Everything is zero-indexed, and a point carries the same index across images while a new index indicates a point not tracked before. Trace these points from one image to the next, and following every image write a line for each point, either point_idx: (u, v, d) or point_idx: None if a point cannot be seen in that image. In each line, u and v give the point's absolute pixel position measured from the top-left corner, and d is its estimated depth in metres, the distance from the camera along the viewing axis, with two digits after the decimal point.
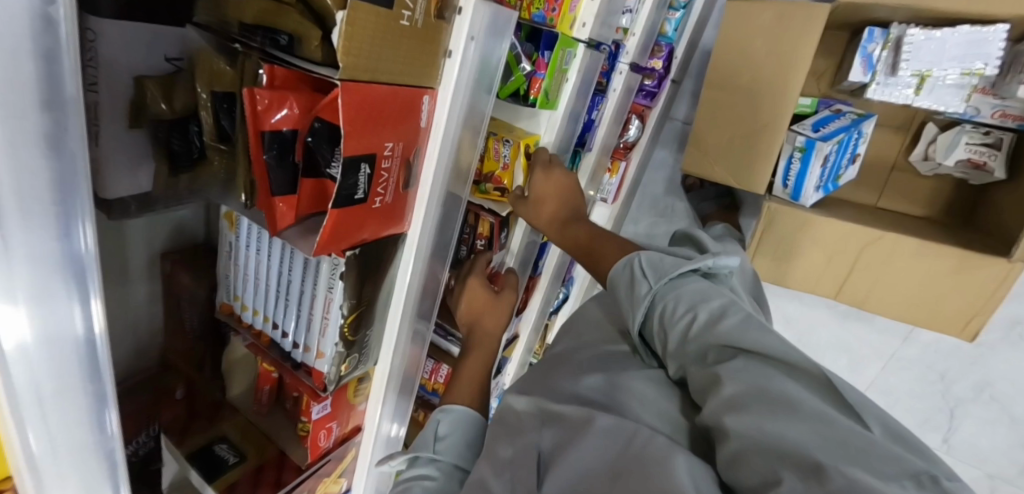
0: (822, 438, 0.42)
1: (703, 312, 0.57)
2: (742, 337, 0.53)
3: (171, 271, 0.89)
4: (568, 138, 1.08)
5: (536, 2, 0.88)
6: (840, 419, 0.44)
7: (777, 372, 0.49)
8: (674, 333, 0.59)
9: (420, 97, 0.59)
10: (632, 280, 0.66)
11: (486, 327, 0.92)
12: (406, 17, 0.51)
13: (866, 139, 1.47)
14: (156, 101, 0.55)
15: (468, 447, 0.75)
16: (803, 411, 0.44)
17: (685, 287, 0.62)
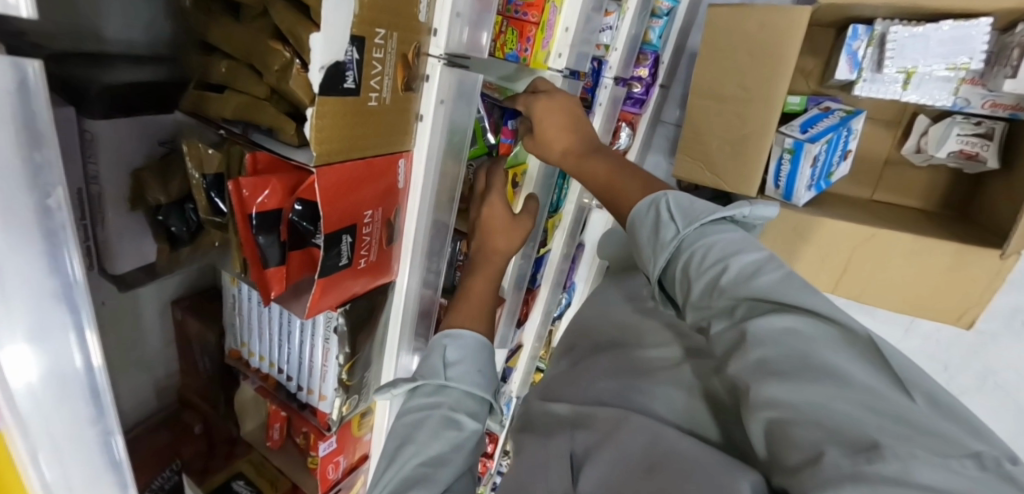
0: (876, 416, 0.38)
1: (737, 261, 0.51)
2: (784, 289, 0.47)
3: (182, 317, 0.95)
4: (554, 164, 1.12)
5: (509, 43, 0.92)
6: (891, 392, 0.39)
7: (821, 337, 0.44)
8: (699, 280, 0.52)
9: (396, 161, 0.63)
10: (658, 224, 0.59)
11: (499, 246, 0.86)
12: (373, 99, 0.55)
13: (856, 135, 1.47)
14: (153, 189, 0.59)
15: (483, 373, 0.69)
16: (851, 384, 0.40)
17: (721, 235, 0.55)
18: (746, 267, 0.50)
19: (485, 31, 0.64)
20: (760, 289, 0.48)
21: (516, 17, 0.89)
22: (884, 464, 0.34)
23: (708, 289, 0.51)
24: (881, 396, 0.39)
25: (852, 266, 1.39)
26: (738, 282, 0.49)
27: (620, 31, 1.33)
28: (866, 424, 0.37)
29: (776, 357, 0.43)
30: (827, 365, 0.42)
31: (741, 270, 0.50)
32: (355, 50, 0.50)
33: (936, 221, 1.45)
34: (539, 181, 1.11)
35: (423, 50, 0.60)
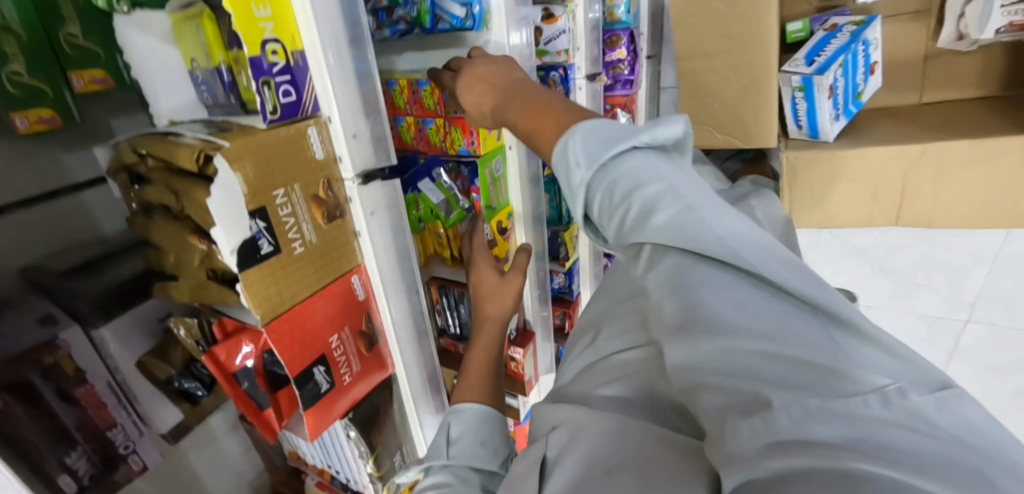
0: (775, 358, 0.32)
1: (644, 197, 0.41)
2: (684, 227, 0.39)
3: (251, 428, 1.03)
4: (536, 178, 1.08)
5: (457, 139, 0.95)
6: (801, 329, 0.34)
7: (724, 278, 0.38)
8: (608, 224, 0.43)
9: (350, 280, 0.67)
10: (565, 160, 0.47)
11: (490, 313, 0.86)
12: (298, 246, 0.59)
13: (876, 44, 1.19)
14: (159, 366, 0.71)
15: (487, 445, 0.68)
16: (747, 323, 0.35)
17: (629, 172, 0.43)
18: (649, 205, 0.41)
19: (387, 138, 0.64)
20: (659, 233, 0.40)
21: (454, 116, 0.92)
22: (777, 423, 0.29)
23: (613, 232, 0.43)
24: (783, 331, 0.34)
25: (912, 193, 1.15)
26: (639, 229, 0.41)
27: (579, 30, 1.24)
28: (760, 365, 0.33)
29: (680, 302, 0.38)
30: (727, 303, 0.36)
31: (644, 214, 0.41)
32: (260, 220, 0.54)
33: (994, 112, 1.13)
34: (529, 219, 1.09)
35: (335, 178, 0.63)
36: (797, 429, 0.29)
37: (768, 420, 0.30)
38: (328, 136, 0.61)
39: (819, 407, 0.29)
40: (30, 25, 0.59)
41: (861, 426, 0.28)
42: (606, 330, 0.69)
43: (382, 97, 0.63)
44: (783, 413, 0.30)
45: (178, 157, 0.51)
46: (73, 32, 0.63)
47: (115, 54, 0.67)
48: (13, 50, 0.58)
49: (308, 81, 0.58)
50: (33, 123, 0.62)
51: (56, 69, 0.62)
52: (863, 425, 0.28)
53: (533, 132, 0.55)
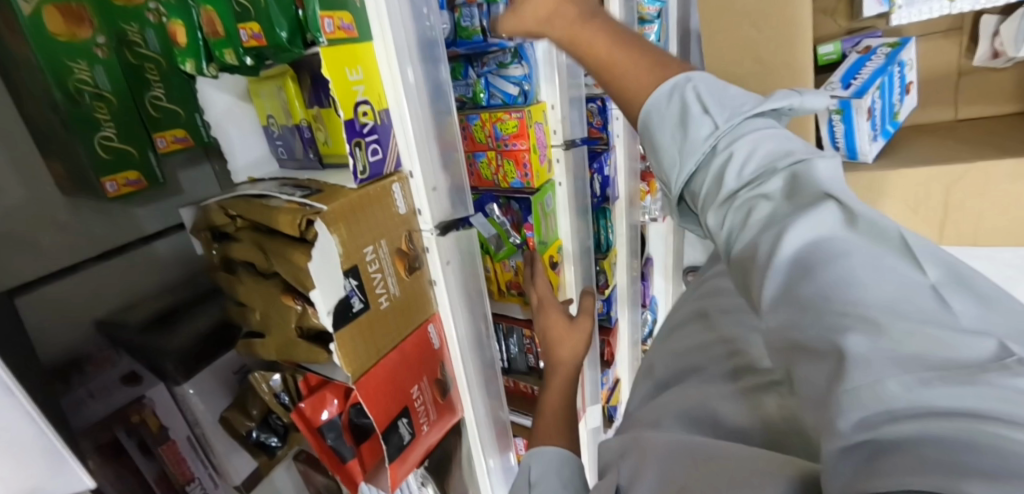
0: (870, 318, 0.23)
1: (787, 159, 0.32)
2: (822, 184, 0.30)
3: (305, 469, 1.01)
4: (584, 208, 1.09)
5: (510, 172, 0.96)
6: (904, 286, 0.24)
7: (855, 231, 0.27)
8: (727, 185, 0.33)
9: (426, 330, 0.68)
10: (682, 115, 0.37)
11: (562, 357, 0.87)
12: (384, 301, 0.60)
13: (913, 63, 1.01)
14: (241, 419, 0.70)
15: (569, 486, 0.66)
16: (853, 280, 0.25)
17: (766, 129, 0.35)
18: (788, 164, 0.32)
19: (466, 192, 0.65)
20: (791, 192, 0.31)
21: (506, 149, 0.93)
22: (881, 391, 0.21)
23: (727, 196, 0.33)
24: (891, 286, 0.24)
25: None
26: (780, 192, 0.31)
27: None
28: (830, 329, 0.24)
29: (770, 251, 0.28)
30: (831, 255, 0.26)
31: (790, 173, 0.31)
32: (352, 279, 0.55)
33: None
34: (579, 249, 1.10)
35: (414, 230, 0.63)
36: (912, 395, 0.20)
37: (872, 386, 0.21)
38: (409, 190, 0.62)
39: (933, 371, 0.21)
40: (120, 90, 0.61)
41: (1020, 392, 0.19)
42: (674, 349, 0.64)
43: (457, 135, 0.64)
44: (891, 377, 0.21)
45: (279, 220, 0.52)
46: (158, 94, 0.64)
47: (196, 113, 0.68)
48: (104, 116, 0.59)
49: (391, 138, 0.58)
50: (121, 185, 0.62)
51: (141, 132, 0.63)
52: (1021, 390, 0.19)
53: (617, 80, 0.42)
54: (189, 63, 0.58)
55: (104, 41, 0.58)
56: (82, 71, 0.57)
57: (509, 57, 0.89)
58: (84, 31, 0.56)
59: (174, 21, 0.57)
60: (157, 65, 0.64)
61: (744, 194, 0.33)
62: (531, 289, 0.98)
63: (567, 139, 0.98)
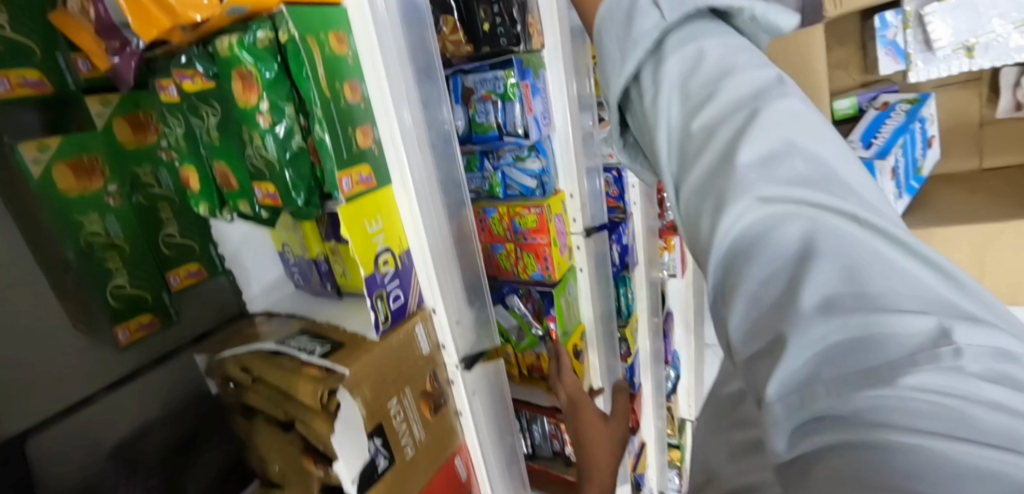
0: (810, 309, 0.21)
1: (731, 76, 0.28)
2: (765, 123, 0.25)
3: None
4: (607, 283, 1.05)
5: (530, 264, 0.93)
6: (844, 263, 0.21)
7: (803, 201, 0.23)
8: (670, 115, 0.29)
9: (454, 465, 0.63)
10: (629, 13, 0.32)
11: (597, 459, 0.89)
12: (410, 449, 0.56)
13: (933, 117, 0.97)
14: None
15: None
16: (801, 256, 0.22)
17: (710, 37, 0.30)
18: (740, 95, 0.27)
19: (491, 319, 0.62)
20: (733, 127, 0.26)
21: (526, 242, 0.90)
22: None
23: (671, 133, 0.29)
24: (844, 280, 0.21)
25: None
26: (728, 130, 0.26)
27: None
28: (767, 318, 0.22)
29: (706, 215, 0.25)
30: (772, 244, 0.23)
31: (740, 112, 0.26)
32: (377, 438, 0.51)
33: None
34: (602, 332, 1.06)
35: (437, 366, 0.60)
36: None
37: None
38: (432, 327, 0.58)
39: (848, 373, 0.20)
40: (133, 236, 0.58)
41: (919, 394, 0.19)
42: None
43: (479, 258, 0.60)
44: None
45: (298, 390, 0.49)
46: (171, 232, 0.62)
47: (210, 244, 0.66)
48: (114, 263, 0.57)
49: (412, 278, 0.56)
50: (134, 331, 0.60)
51: (154, 274, 0.61)
52: (924, 394, 0.19)
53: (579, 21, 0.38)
54: (202, 206, 0.55)
55: (116, 188, 0.57)
56: (94, 222, 0.55)
57: (526, 151, 0.87)
58: (95, 181, 0.55)
59: (187, 166, 0.54)
60: (171, 203, 0.62)
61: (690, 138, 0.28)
62: (557, 384, 0.94)
63: (587, 226, 0.95)
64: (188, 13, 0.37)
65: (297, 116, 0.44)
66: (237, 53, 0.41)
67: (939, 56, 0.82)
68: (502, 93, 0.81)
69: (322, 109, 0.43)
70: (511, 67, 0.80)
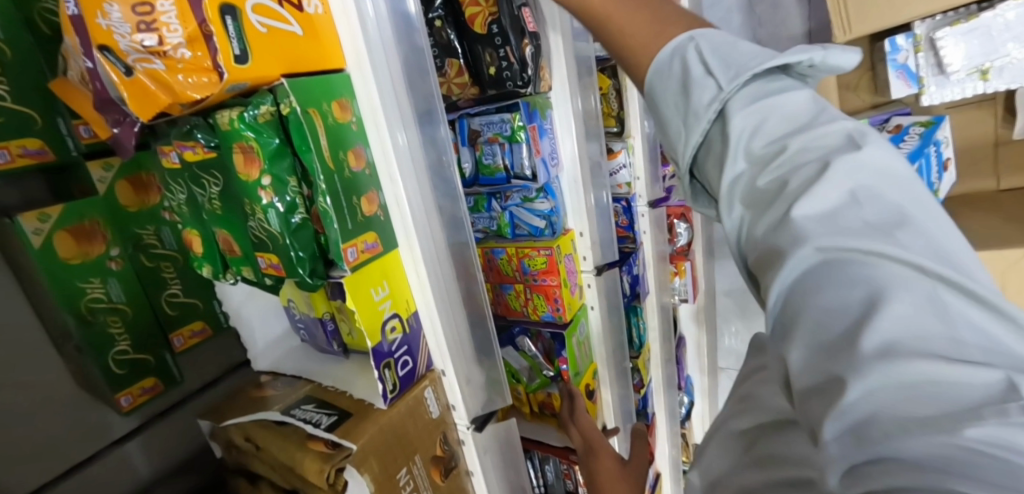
0: (869, 352, 0.21)
1: (785, 121, 0.28)
2: (838, 169, 0.25)
3: None
4: (618, 321, 1.03)
5: (540, 305, 0.91)
6: (909, 303, 0.21)
7: (864, 248, 0.23)
8: (737, 166, 0.28)
9: None
10: (683, 79, 0.31)
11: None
12: None
13: (948, 139, 0.93)
14: None
15: None
16: (869, 299, 0.22)
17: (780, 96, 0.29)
18: (801, 143, 0.27)
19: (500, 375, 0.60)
20: (803, 176, 0.26)
21: (536, 283, 0.89)
22: None
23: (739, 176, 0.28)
24: (906, 323, 0.21)
25: None
26: (799, 180, 0.26)
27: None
28: (825, 350, 0.22)
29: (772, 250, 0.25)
30: (831, 294, 0.23)
31: (809, 164, 0.26)
32: None
33: None
34: (614, 371, 1.04)
35: (448, 428, 0.58)
36: None
37: None
38: (442, 388, 0.56)
39: (910, 420, 0.19)
40: (135, 298, 0.57)
41: (986, 450, 0.17)
42: None
43: (490, 318, 0.58)
44: None
45: (304, 465, 0.47)
46: (175, 291, 0.61)
47: (215, 300, 0.65)
48: (116, 326, 0.56)
49: (421, 340, 0.54)
50: (136, 396, 0.58)
51: (157, 336, 0.59)
52: (989, 450, 0.17)
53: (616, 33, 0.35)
54: (206, 267, 0.54)
55: (119, 251, 0.56)
56: (96, 288, 0.54)
57: (534, 192, 0.85)
58: (96, 246, 0.54)
59: (190, 229, 0.53)
60: (174, 262, 0.61)
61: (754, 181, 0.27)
62: (569, 430, 0.91)
63: (597, 264, 0.93)
64: (186, 93, 0.37)
65: (300, 185, 0.43)
66: (237, 126, 0.40)
67: (953, 79, 0.90)
68: (509, 135, 0.81)
69: (324, 180, 0.42)
70: (518, 110, 0.80)
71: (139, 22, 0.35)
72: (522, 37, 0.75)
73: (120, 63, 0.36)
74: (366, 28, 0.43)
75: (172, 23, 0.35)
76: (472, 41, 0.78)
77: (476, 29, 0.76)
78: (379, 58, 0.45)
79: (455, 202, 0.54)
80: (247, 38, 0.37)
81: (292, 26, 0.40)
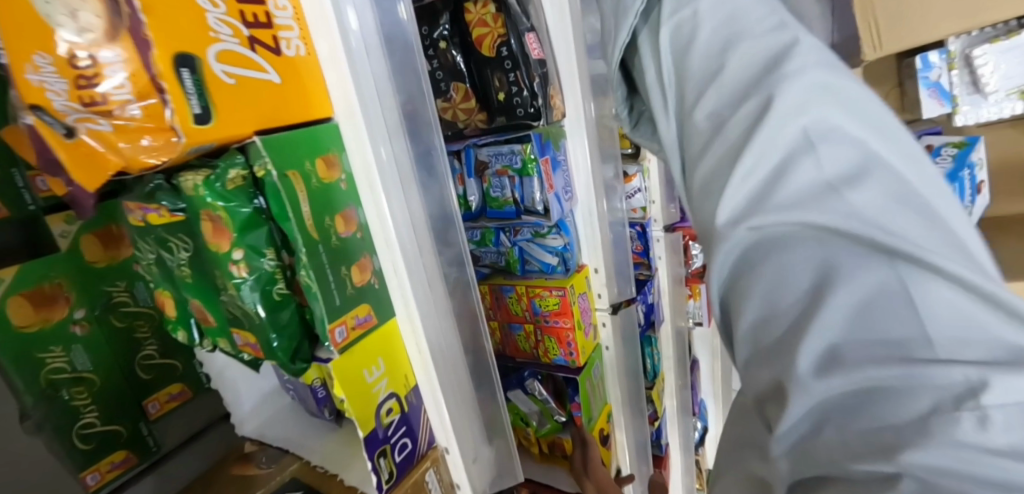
0: (813, 350, 0.21)
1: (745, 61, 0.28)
2: (778, 113, 0.25)
3: None
4: (634, 360, 0.96)
5: (552, 348, 0.85)
6: (860, 288, 0.21)
7: (803, 220, 0.24)
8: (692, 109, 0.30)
9: None
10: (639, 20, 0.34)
11: None
12: None
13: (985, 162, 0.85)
14: None
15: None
16: (815, 287, 0.22)
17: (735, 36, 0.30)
18: (748, 87, 0.28)
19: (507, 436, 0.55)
20: (745, 124, 0.26)
21: (547, 325, 0.82)
22: None
23: (692, 122, 0.30)
24: (855, 316, 0.21)
25: None
26: (739, 127, 0.27)
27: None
28: (769, 317, 0.23)
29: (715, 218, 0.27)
30: (774, 260, 0.24)
31: (753, 111, 0.26)
32: None
33: None
34: (630, 412, 0.97)
35: None
36: None
37: None
38: (446, 469, 0.50)
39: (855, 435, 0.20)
40: (104, 364, 0.51)
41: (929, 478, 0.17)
42: None
43: (495, 374, 0.53)
44: None
45: None
46: (150, 352, 0.55)
47: (195, 361, 0.59)
48: (82, 397, 0.50)
49: (422, 415, 0.47)
50: (105, 472, 0.51)
51: (129, 405, 0.53)
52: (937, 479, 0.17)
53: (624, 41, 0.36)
54: (180, 333, 0.47)
55: (84, 313, 0.49)
56: (58, 356, 0.48)
57: (546, 228, 0.79)
58: (59, 309, 0.47)
59: (162, 290, 0.47)
60: (149, 320, 0.55)
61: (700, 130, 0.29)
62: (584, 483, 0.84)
63: (613, 302, 0.87)
64: (139, 158, 0.31)
65: (278, 256, 0.37)
66: (203, 194, 0.33)
67: (990, 100, 0.84)
68: (520, 168, 0.74)
69: (307, 252, 0.36)
70: (529, 141, 0.73)
71: (78, 77, 0.28)
72: (535, 63, 0.69)
73: (59, 124, 0.29)
74: (347, 29, 0.37)
75: (118, 78, 0.28)
76: (481, 65, 0.72)
77: (483, 51, 0.70)
78: (372, 107, 0.39)
79: (455, 248, 0.48)
80: (211, 92, 0.31)
81: (269, 74, 0.34)
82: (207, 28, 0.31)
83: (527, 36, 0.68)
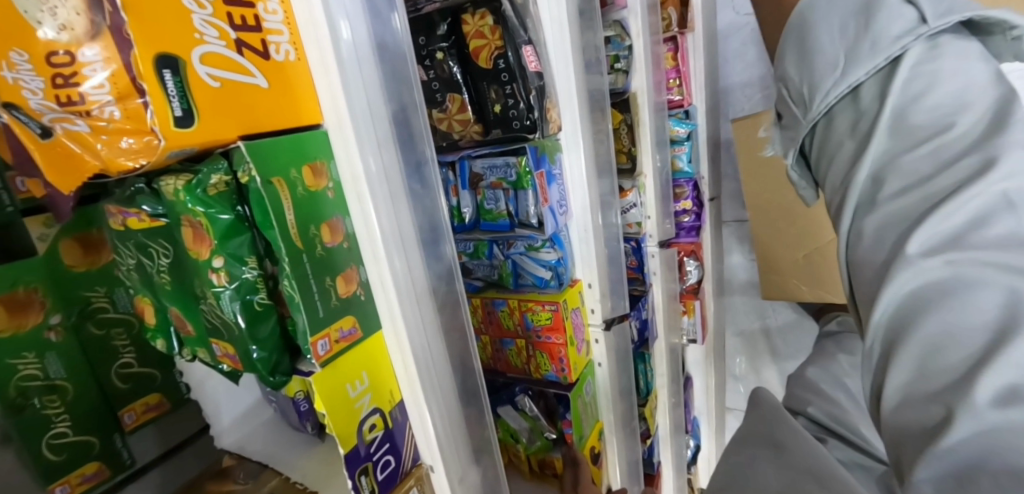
0: (987, 392, 0.24)
1: (968, 116, 0.33)
2: (993, 177, 0.29)
3: None
4: (628, 377, 0.95)
5: (544, 363, 0.83)
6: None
7: (988, 260, 0.28)
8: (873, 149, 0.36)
9: None
10: (809, 52, 0.42)
11: None
12: None
13: None
14: None
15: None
16: (1000, 324, 0.26)
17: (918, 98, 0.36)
18: (963, 149, 0.32)
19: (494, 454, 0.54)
20: (955, 179, 0.31)
21: (539, 340, 0.81)
22: None
23: (884, 154, 0.36)
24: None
25: None
26: (948, 179, 0.31)
27: (637, 56, 1.05)
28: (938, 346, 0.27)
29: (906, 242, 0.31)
30: (960, 290, 0.28)
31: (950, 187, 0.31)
32: None
33: None
34: (621, 431, 0.95)
35: None
36: None
37: None
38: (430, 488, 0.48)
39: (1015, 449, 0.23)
40: (78, 371, 0.49)
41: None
42: None
43: (485, 396, 0.52)
44: None
45: None
46: (128, 361, 0.54)
47: (175, 370, 0.57)
48: (55, 406, 0.48)
49: (407, 432, 0.46)
50: (75, 485, 0.49)
51: (105, 415, 0.51)
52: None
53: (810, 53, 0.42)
54: (159, 341, 0.46)
55: (59, 319, 0.48)
56: (30, 364, 0.46)
57: (540, 241, 0.78)
58: (32, 316, 0.46)
59: (141, 297, 0.45)
60: (128, 328, 0.54)
61: (904, 168, 0.34)
62: None
63: (606, 317, 0.86)
64: (116, 161, 0.29)
65: (260, 263, 0.35)
66: (183, 199, 0.33)
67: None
68: (515, 181, 0.74)
69: (290, 262, 0.34)
70: (524, 154, 0.72)
71: (56, 75, 0.27)
72: (532, 76, 0.68)
73: (35, 125, 0.28)
74: (339, 39, 0.36)
75: (96, 77, 0.28)
76: (477, 77, 0.71)
77: (480, 63, 0.70)
78: (363, 118, 0.38)
79: (444, 257, 0.47)
80: (193, 94, 0.29)
81: (256, 78, 0.33)
82: (193, 29, 0.30)
83: (524, 48, 0.68)
